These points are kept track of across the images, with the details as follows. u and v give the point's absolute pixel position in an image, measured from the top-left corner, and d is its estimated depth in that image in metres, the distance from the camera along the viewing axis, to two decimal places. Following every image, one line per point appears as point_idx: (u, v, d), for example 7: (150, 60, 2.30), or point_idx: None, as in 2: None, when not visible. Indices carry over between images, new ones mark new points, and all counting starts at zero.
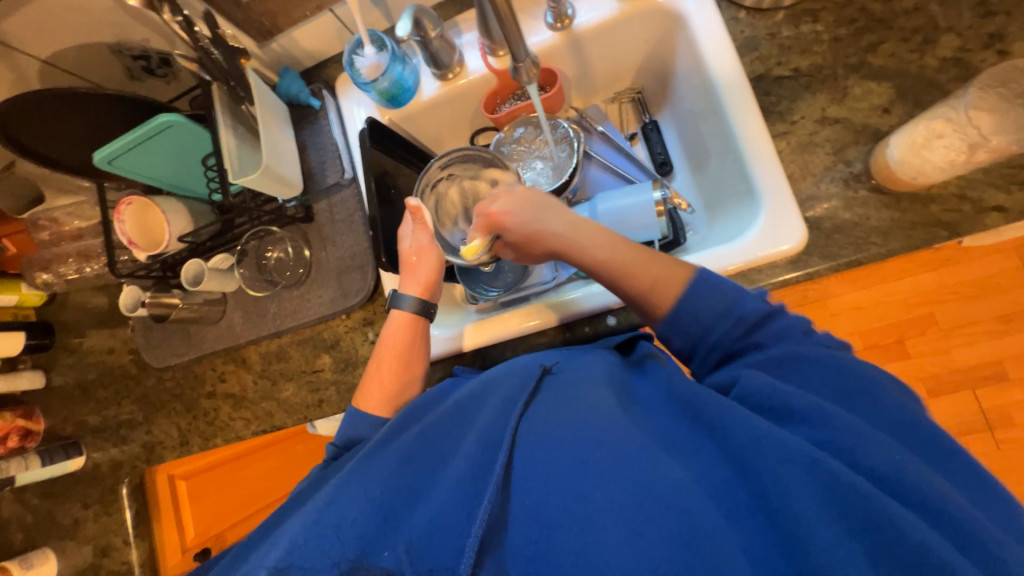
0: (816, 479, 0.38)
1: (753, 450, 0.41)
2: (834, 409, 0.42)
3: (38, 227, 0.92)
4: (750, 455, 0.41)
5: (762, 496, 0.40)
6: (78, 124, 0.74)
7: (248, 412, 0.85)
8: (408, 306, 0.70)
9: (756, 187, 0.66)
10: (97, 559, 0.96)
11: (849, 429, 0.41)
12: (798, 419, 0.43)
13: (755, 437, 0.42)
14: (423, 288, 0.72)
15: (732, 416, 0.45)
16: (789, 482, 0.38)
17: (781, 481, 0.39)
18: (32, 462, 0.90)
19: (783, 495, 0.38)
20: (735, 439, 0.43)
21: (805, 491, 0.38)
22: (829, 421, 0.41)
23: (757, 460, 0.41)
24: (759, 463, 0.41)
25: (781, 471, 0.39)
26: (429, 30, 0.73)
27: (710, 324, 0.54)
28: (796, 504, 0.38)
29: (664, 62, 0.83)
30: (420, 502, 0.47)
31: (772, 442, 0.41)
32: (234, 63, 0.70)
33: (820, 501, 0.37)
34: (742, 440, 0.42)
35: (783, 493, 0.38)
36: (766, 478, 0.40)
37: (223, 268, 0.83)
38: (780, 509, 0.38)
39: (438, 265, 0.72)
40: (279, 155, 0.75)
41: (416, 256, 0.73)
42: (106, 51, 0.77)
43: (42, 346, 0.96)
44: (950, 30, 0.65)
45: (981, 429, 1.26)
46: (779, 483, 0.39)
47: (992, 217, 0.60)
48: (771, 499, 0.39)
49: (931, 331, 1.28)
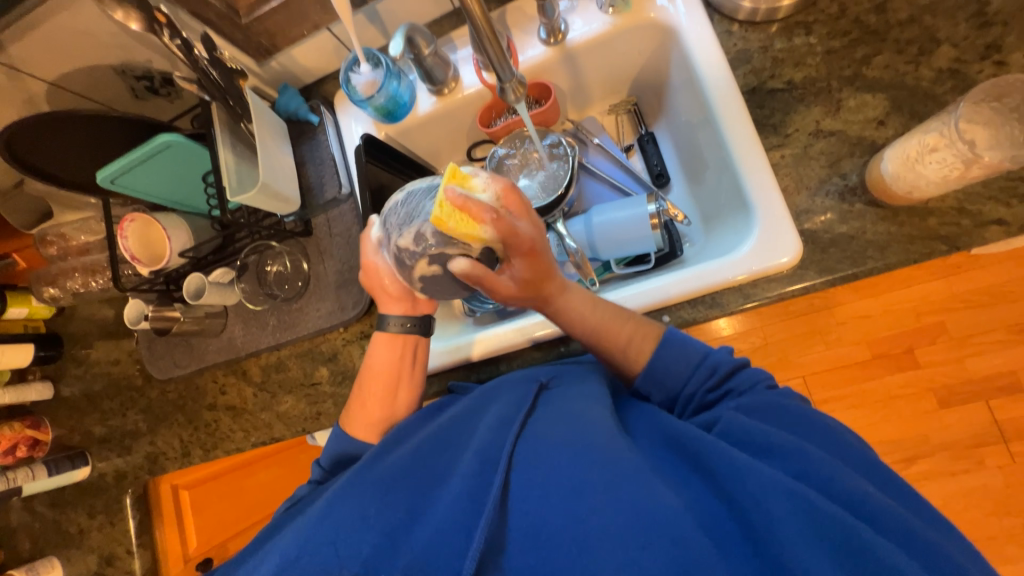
0: (799, 506, 0.40)
1: (735, 477, 0.43)
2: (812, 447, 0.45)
3: (46, 242, 0.94)
4: (733, 480, 0.43)
5: (747, 524, 0.41)
6: (82, 144, 0.76)
7: (248, 424, 0.86)
8: (392, 328, 0.68)
9: (750, 199, 0.66)
10: (101, 568, 0.98)
11: (820, 459, 0.44)
12: (776, 451, 0.46)
13: (738, 463, 0.44)
14: (402, 305, 0.69)
15: (709, 442, 0.47)
16: (773, 508, 0.40)
17: (765, 507, 0.41)
18: (39, 472, 0.91)
19: (769, 525, 0.40)
20: (720, 463, 0.45)
21: (787, 516, 0.40)
22: (808, 456, 0.44)
23: (741, 489, 0.42)
24: (740, 492, 0.42)
25: (766, 500, 0.41)
26: (423, 47, 0.75)
27: (686, 377, 0.57)
28: (782, 535, 0.39)
29: (659, 74, 0.84)
30: (418, 521, 0.46)
31: (756, 473, 0.43)
32: (231, 83, 0.73)
33: (803, 531, 0.39)
34: (727, 466, 0.44)
35: (766, 519, 0.40)
36: (751, 504, 0.42)
37: (224, 282, 0.84)
38: (767, 537, 0.40)
39: (393, 277, 0.67)
40: (276, 171, 0.76)
41: (367, 275, 0.69)
42: (110, 72, 0.79)
43: (51, 357, 0.98)
44: (946, 41, 0.64)
45: (995, 441, 1.23)
46: (762, 509, 0.41)
47: (992, 230, 0.59)
48: (756, 526, 0.41)
49: (941, 340, 1.25)
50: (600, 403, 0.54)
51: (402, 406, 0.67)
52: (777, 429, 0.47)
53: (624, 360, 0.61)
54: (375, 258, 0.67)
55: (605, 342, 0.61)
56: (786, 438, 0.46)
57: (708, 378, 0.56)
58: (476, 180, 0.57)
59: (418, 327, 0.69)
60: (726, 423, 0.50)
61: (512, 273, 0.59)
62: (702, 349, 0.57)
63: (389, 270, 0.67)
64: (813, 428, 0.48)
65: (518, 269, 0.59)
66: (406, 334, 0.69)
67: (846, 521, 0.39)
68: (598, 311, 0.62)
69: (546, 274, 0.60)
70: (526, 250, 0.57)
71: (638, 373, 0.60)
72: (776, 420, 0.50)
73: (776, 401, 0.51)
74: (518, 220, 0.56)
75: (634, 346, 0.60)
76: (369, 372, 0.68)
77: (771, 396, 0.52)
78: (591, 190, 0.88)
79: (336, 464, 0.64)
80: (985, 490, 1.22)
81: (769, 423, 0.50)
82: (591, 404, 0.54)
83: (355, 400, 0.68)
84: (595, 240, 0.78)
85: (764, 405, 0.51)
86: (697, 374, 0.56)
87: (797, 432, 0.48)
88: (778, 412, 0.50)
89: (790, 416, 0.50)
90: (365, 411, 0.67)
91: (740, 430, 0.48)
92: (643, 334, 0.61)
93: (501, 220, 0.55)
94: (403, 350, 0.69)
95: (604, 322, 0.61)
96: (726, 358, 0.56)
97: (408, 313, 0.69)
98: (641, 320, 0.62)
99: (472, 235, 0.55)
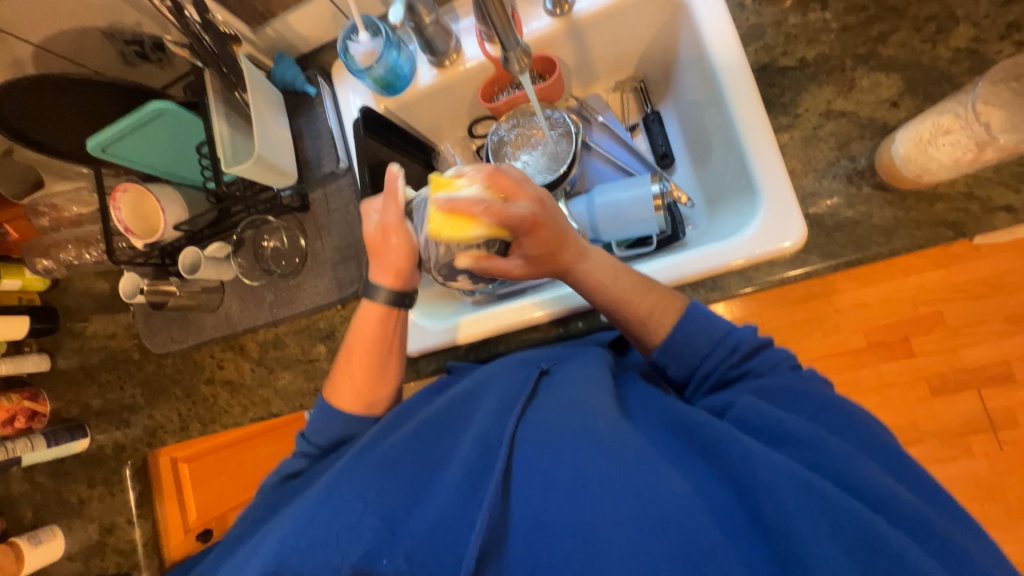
0: (810, 494, 0.41)
1: (746, 467, 0.44)
2: (829, 438, 0.45)
3: (37, 212, 0.93)
4: (743, 470, 0.44)
5: (756, 512, 0.42)
6: (70, 112, 0.74)
7: (246, 399, 0.86)
8: (381, 299, 0.66)
9: (756, 182, 0.65)
10: (103, 537, 1.00)
11: (835, 446, 0.44)
12: (791, 439, 0.46)
13: (750, 453, 0.44)
14: (394, 275, 0.66)
15: (721, 430, 0.47)
16: (784, 497, 0.41)
17: (776, 499, 0.41)
18: (38, 443, 0.92)
19: (779, 513, 0.40)
20: (729, 452, 0.45)
21: (798, 508, 0.40)
22: (821, 447, 0.45)
23: (750, 478, 0.43)
24: (750, 480, 0.43)
25: (776, 488, 0.41)
26: (424, 16, 0.72)
27: (706, 352, 0.57)
28: (793, 524, 0.40)
29: (667, 51, 0.81)
30: (419, 505, 0.46)
31: (765, 464, 0.43)
32: (225, 49, 0.69)
33: (815, 520, 0.39)
34: (736, 456, 0.45)
35: (776, 508, 0.41)
36: (760, 493, 0.42)
37: (219, 257, 0.82)
38: (778, 526, 0.40)
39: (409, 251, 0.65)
40: (272, 144, 0.74)
41: (382, 240, 0.66)
42: (98, 36, 0.76)
43: (47, 330, 0.98)
44: (966, 19, 0.62)
45: (983, 429, 1.25)
46: (772, 497, 0.41)
47: (999, 217, 0.58)
48: (765, 513, 0.41)
49: (938, 329, 1.26)
50: (602, 390, 0.54)
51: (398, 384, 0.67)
52: (796, 418, 0.47)
53: (643, 334, 0.61)
54: (397, 224, 0.65)
55: (626, 313, 0.61)
56: (804, 428, 0.46)
57: (731, 354, 0.56)
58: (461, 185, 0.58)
59: (406, 300, 0.68)
60: (742, 407, 0.50)
61: (523, 249, 0.60)
62: (726, 325, 0.57)
63: (408, 239, 0.65)
64: (828, 414, 0.49)
65: (527, 245, 0.60)
66: (388, 307, 0.67)
67: (857, 512, 0.39)
68: (621, 282, 0.61)
69: (559, 242, 0.60)
70: (528, 224, 0.58)
71: (655, 347, 0.60)
72: (793, 404, 0.50)
73: (796, 386, 0.51)
74: (515, 202, 0.58)
75: (654, 320, 0.60)
76: (353, 338, 0.67)
77: (790, 381, 0.52)
78: (593, 170, 0.86)
79: (336, 444, 0.64)
80: (970, 475, 1.25)
81: (784, 407, 0.51)
82: (593, 390, 0.54)
83: (340, 367, 0.68)
84: (597, 221, 0.77)
85: (782, 387, 0.52)
86: (720, 350, 0.56)
87: (811, 418, 0.49)
88: (797, 397, 0.51)
89: (810, 402, 0.50)
90: (351, 379, 0.66)
91: (756, 417, 0.49)
92: (664, 308, 0.60)
93: (491, 210, 0.56)
94: (387, 323, 0.67)
95: (627, 291, 0.61)
96: (749, 335, 0.56)
97: (395, 287, 0.67)
98: (665, 291, 0.62)
99: (469, 234, 0.57)
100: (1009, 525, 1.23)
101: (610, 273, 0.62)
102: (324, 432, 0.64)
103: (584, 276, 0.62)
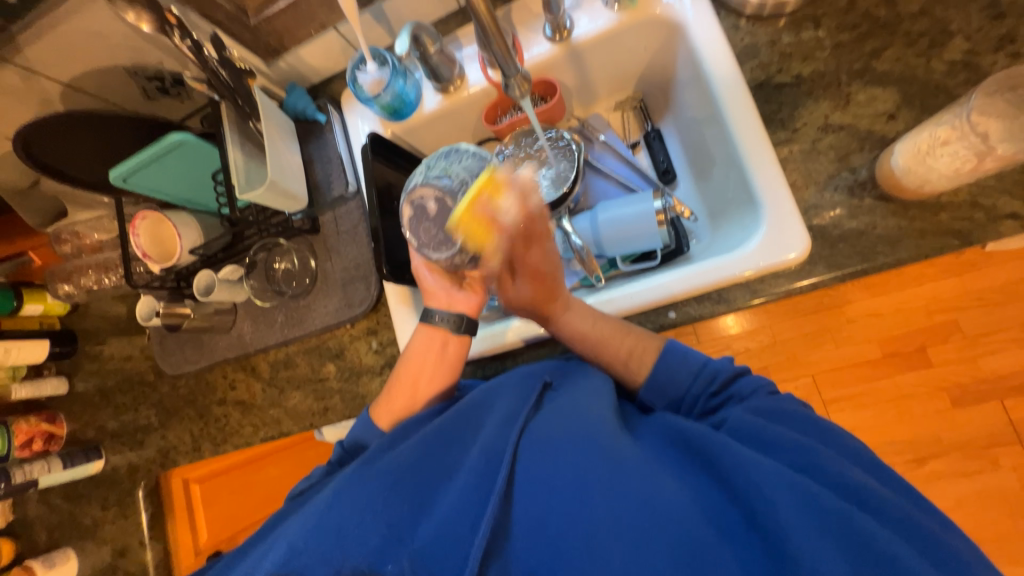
0: (802, 498, 0.40)
1: (739, 471, 0.43)
2: (819, 446, 0.45)
3: (61, 240, 0.96)
4: (738, 476, 0.43)
5: (752, 517, 0.41)
6: (94, 145, 0.78)
7: (257, 419, 0.87)
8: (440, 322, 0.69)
9: (756, 195, 0.66)
10: (115, 559, 1.00)
11: (827, 454, 0.44)
12: (782, 445, 0.46)
13: (741, 458, 0.43)
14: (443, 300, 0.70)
15: (714, 437, 0.47)
16: (775, 499, 0.40)
17: (769, 503, 0.40)
18: (54, 465, 0.93)
19: (773, 517, 0.39)
20: (722, 459, 0.45)
21: (796, 513, 0.39)
22: (815, 454, 0.44)
23: (744, 482, 0.42)
24: (743, 484, 0.42)
25: (769, 491, 0.41)
26: (428, 46, 0.75)
27: (685, 387, 0.58)
28: (788, 528, 0.38)
29: (664, 71, 0.83)
30: (422, 515, 0.47)
31: (759, 468, 0.42)
32: (240, 83, 0.73)
33: (810, 526, 0.38)
34: (729, 462, 0.44)
35: (770, 513, 0.40)
36: (754, 497, 0.41)
37: (233, 279, 0.84)
38: (771, 529, 0.39)
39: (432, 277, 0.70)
40: (284, 169, 0.77)
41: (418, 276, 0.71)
42: (122, 73, 0.80)
43: (66, 353, 1.00)
44: (959, 33, 0.63)
45: (1008, 441, 1.21)
46: (766, 501, 0.40)
47: (1006, 225, 0.58)
48: (761, 518, 0.40)
49: (954, 338, 1.23)
50: (603, 401, 0.55)
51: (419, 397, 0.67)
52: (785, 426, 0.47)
53: (626, 375, 0.62)
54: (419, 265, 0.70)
55: (606, 355, 0.62)
56: (792, 434, 0.46)
57: (709, 385, 0.57)
58: (505, 197, 0.58)
59: (461, 322, 0.69)
60: (735, 421, 0.50)
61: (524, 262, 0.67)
62: (701, 356, 0.58)
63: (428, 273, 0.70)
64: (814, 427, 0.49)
65: (524, 290, 0.66)
66: (442, 329, 0.69)
67: (851, 516, 0.38)
68: (595, 326, 0.64)
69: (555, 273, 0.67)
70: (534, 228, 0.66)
71: (641, 385, 0.61)
72: (781, 419, 0.50)
73: (777, 405, 0.51)
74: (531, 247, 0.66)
75: (635, 359, 0.61)
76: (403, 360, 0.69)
77: (766, 399, 0.52)
78: (596, 187, 0.88)
79: (354, 448, 0.65)
80: (1000, 490, 1.20)
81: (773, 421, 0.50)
82: (594, 401, 0.54)
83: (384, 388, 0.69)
84: (601, 238, 0.78)
85: (767, 408, 0.51)
86: (698, 382, 0.57)
87: (802, 430, 0.48)
88: (779, 413, 0.50)
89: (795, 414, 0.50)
90: (389, 401, 0.67)
91: (746, 428, 0.49)
92: (643, 348, 0.61)
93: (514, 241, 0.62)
94: (433, 342, 0.68)
95: (603, 336, 0.63)
96: (727, 366, 0.57)
97: (450, 310, 0.69)
98: (642, 332, 0.63)
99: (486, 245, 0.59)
100: None
101: (586, 319, 0.64)
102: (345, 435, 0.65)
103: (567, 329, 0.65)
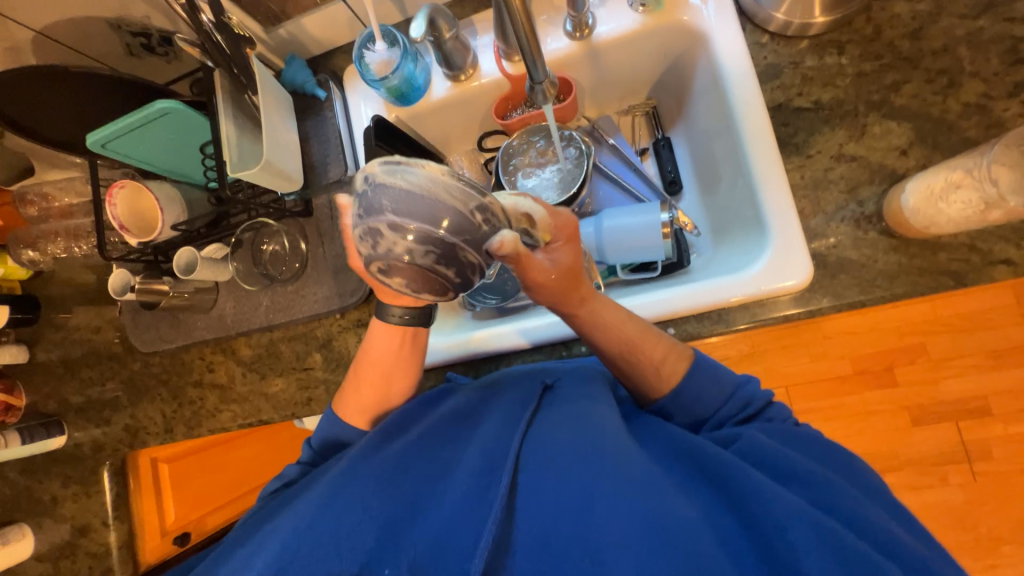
0: (823, 536, 0.40)
1: (757, 501, 0.43)
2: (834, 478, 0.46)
3: (27, 201, 0.90)
4: (755, 505, 0.43)
5: (766, 546, 0.41)
6: (69, 103, 0.71)
7: (235, 405, 0.84)
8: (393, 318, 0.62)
9: (763, 216, 0.66)
10: (76, 538, 0.95)
11: (841, 490, 0.45)
12: (798, 477, 0.46)
13: (761, 487, 0.44)
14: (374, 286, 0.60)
15: (731, 461, 0.47)
16: (793, 530, 0.41)
17: (788, 533, 0.41)
18: (11, 439, 0.88)
19: (792, 552, 0.40)
20: (739, 485, 0.45)
21: (809, 542, 0.40)
22: (827, 487, 0.45)
23: (760, 510, 0.43)
24: (760, 512, 0.43)
25: (789, 525, 0.41)
26: (444, 31, 0.71)
27: (716, 407, 0.56)
28: (802, 559, 0.39)
29: (681, 78, 0.81)
30: (421, 517, 0.46)
31: (772, 496, 0.43)
32: (239, 51, 0.68)
33: (826, 558, 0.39)
34: (746, 490, 0.44)
35: (792, 550, 0.40)
36: (772, 530, 0.41)
37: (217, 258, 0.81)
38: (788, 561, 0.40)
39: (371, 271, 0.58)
40: (280, 149, 0.72)
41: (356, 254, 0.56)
42: (104, 26, 0.74)
43: (27, 320, 0.94)
44: (976, 75, 0.64)
45: (960, 460, 1.28)
46: (785, 536, 0.41)
47: (999, 270, 0.60)
48: (777, 549, 0.41)
49: (921, 360, 1.29)
50: (606, 408, 0.54)
51: (387, 399, 0.65)
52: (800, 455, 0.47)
53: (652, 382, 0.58)
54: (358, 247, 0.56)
55: (638, 357, 0.58)
56: (808, 466, 0.47)
57: (742, 410, 0.56)
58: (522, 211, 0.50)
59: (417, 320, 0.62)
60: (748, 441, 0.50)
61: (552, 257, 0.52)
62: (734, 380, 0.57)
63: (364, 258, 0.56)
64: (832, 456, 0.50)
65: (560, 253, 0.53)
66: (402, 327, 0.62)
67: (867, 554, 0.39)
68: (632, 327, 0.58)
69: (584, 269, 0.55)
70: (569, 232, 0.54)
71: (663, 395, 0.58)
72: (794, 442, 0.51)
73: (798, 433, 0.52)
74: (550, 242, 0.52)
75: (667, 367, 0.58)
76: (362, 363, 0.64)
77: (787, 424, 0.54)
78: (601, 192, 0.87)
79: (326, 446, 0.64)
80: (946, 505, 1.28)
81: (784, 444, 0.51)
82: (598, 407, 0.54)
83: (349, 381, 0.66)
84: (604, 245, 0.77)
85: (783, 427, 0.53)
86: (731, 404, 0.56)
87: (820, 461, 0.50)
88: (796, 435, 0.52)
89: (813, 443, 0.51)
90: (355, 400, 0.64)
91: (759, 450, 0.49)
92: (676, 358, 0.58)
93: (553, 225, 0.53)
94: (400, 340, 0.63)
95: (639, 337, 0.57)
96: (758, 392, 0.57)
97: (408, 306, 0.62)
98: (672, 339, 0.60)
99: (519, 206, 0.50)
100: (981, 555, 1.26)
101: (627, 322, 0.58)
102: (318, 435, 0.64)
103: (594, 321, 0.57)
